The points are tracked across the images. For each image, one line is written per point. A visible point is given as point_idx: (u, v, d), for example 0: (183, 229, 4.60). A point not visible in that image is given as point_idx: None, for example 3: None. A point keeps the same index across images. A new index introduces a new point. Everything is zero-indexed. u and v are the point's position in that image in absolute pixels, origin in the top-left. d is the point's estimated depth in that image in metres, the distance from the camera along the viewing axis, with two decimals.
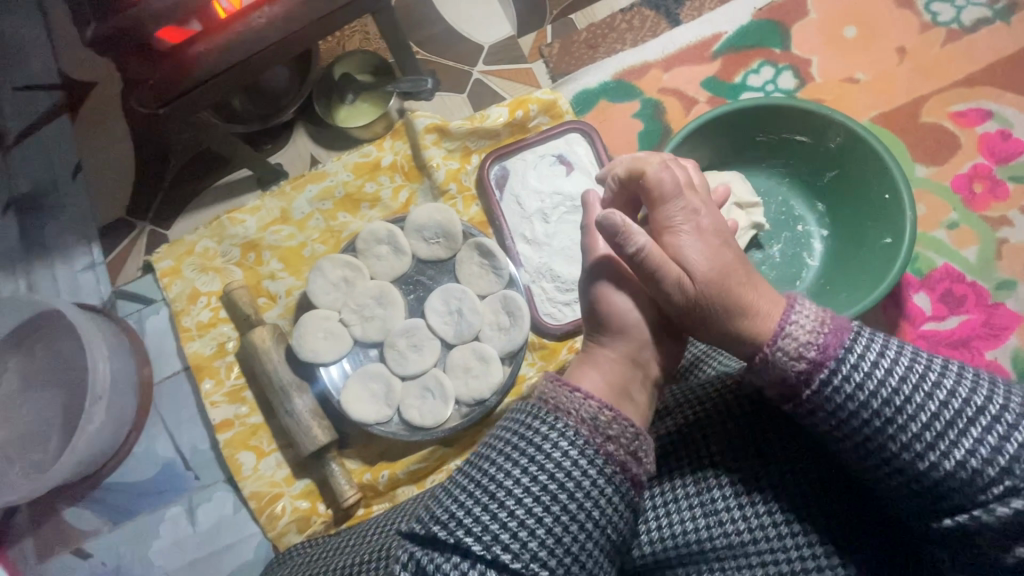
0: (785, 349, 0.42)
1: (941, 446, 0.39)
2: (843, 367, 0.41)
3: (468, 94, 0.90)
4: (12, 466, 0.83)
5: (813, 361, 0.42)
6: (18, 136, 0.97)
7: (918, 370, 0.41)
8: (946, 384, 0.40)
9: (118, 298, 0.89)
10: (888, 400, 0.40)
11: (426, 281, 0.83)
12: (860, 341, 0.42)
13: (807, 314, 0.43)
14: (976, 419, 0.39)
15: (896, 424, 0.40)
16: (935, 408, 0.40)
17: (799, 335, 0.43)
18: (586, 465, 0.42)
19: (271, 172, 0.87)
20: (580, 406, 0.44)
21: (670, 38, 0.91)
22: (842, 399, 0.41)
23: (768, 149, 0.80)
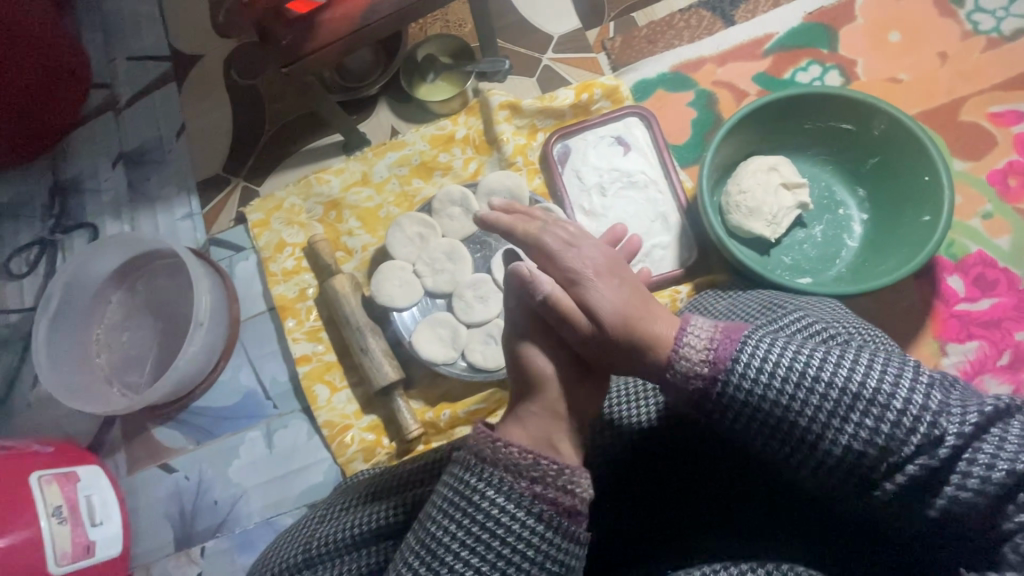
0: (687, 363, 0.47)
1: (839, 429, 0.42)
2: (734, 372, 0.45)
3: (538, 78, 0.99)
4: (113, 386, 0.93)
5: (707, 372, 0.46)
6: (130, 99, 1.08)
7: (802, 365, 0.43)
8: (827, 374, 0.42)
9: (212, 245, 0.99)
10: (776, 396, 0.43)
11: (492, 242, 0.91)
12: (746, 343, 0.45)
13: (700, 332, 0.48)
14: (866, 402, 0.41)
15: (788, 413, 0.43)
16: (821, 398, 0.42)
17: (696, 348, 0.47)
18: (535, 522, 0.43)
19: (357, 138, 0.97)
20: (527, 467, 0.44)
21: (725, 36, 0.99)
22: (733, 398, 0.45)
23: (814, 137, 0.87)
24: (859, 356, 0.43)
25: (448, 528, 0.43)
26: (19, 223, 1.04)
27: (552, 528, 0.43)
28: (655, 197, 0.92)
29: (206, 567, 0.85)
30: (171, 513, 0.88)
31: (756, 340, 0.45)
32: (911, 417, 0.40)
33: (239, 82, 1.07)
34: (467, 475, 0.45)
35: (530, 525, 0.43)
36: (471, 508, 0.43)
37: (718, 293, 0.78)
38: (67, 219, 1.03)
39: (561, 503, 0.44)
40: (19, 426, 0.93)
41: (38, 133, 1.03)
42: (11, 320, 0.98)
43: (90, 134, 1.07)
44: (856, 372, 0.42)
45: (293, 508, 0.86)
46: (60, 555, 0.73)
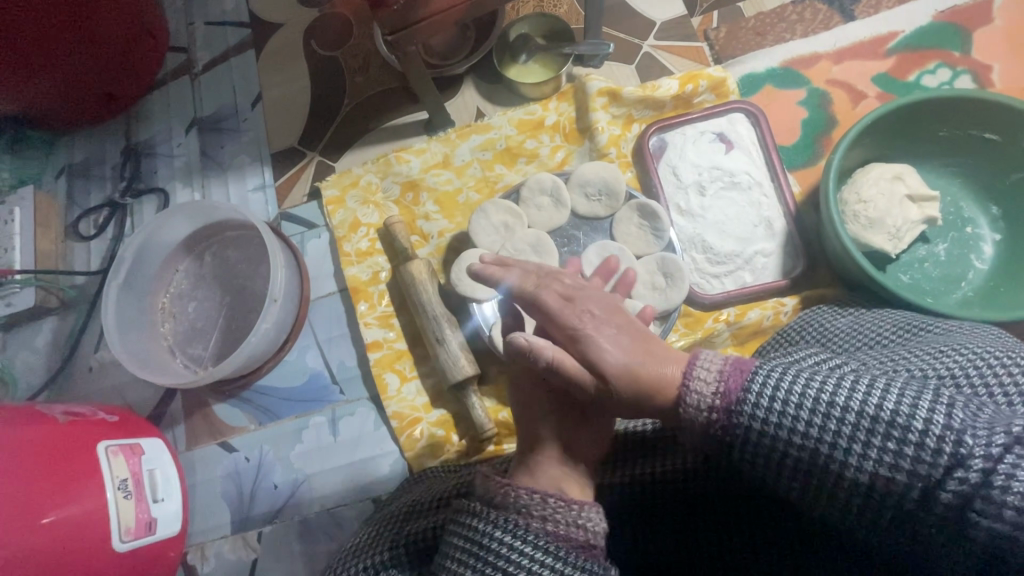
0: (692, 405, 0.44)
1: (861, 456, 0.39)
2: (746, 407, 0.42)
3: (636, 66, 0.94)
4: (176, 357, 0.90)
5: (717, 406, 0.43)
6: (207, 65, 1.05)
7: (814, 392, 0.41)
8: (841, 400, 0.40)
9: (283, 219, 0.96)
10: (792, 428, 0.41)
11: (580, 237, 0.86)
12: (758, 372, 0.43)
13: (709, 365, 0.45)
14: (877, 424, 0.39)
15: (809, 447, 0.41)
16: (838, 423, 0.40)
17: (702, 394, 0.44)
18: (551, 560, 0.44)
19: (442, 117, 0.93)
20: (534, 511, 0.45)
21: (844, 32, 0.91)
22: (750, 433, 0.42)
23: (944, 146, 0.81)
24: (864, 380, 0.41)
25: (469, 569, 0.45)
26: (90, 183, 1.02)
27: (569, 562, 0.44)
28: (758, 200, 0.85)
29: (263, 553, 0.82)
30: (229, 494, 0.85)
31: (766, 370, 0.43)
32: (935, 439, 0.37)
33: (319, 53, 1.03)
34: (478, 522, 0.46)
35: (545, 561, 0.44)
36: (482, 550, 0.45)
37: (834, 309, 0.70)
38: (138, 183, 1.01)
39: (572, 538, 0.45)
40: (81, 391, 0.91)
41: (115, 93, 1.00)
42: (77, 282, 0.96)
43: (165, 98, 1.04)
44: (869, 398, 0.40)
45: (355, 500, 0.82)
46: (124, 531, 0.71)
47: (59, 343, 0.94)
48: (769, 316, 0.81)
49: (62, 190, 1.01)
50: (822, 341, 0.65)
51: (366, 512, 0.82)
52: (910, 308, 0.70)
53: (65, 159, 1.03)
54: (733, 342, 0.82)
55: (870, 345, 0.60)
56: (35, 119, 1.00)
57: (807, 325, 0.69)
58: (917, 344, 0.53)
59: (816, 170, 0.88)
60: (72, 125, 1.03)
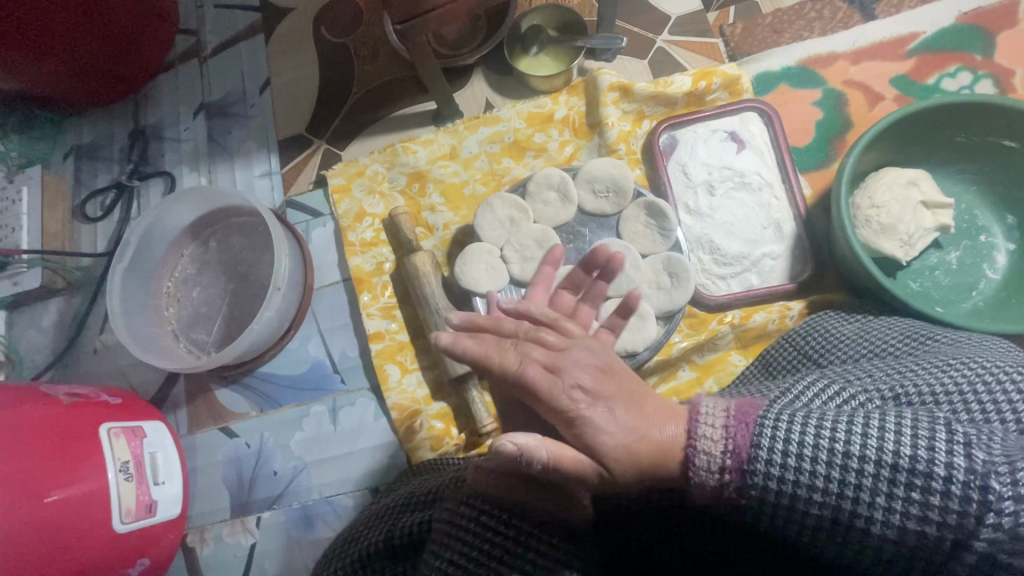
0: (702, 469, 0.42)
1: (885, 510, 0.39)
2: (760, 466, 0.41)
3: (650, 61, 0.92)
4: (179, 342, 0.91)
5: (730, 467, 0.41)
6: (216, 49, 1.04)
7: (829, 443, 0.40)
8: (858, 450, 0.39)
9: (288, 207, 0.96)
10: (811, 484, 0.40)
11: (585, 234, 0.85)
12: (770, 423, 0.42)
13: (712, 421, 0.42)
14: (894, 473, 0.38)
15: (830, 505, 0.40)
16: (858, 476, 0.39)
17: (715, 459, 0.41)
18: (545, 537, 0.44)
19: (451, 109, 0.92)
20: (542, 500, 0.45)
21: (863, 32, 0.89)
22: (767, 493, 0.41)
23: (961, 151, 0.79)
24: (879, 426, 0.40)
25: (465, 549, 0.45)
26: (98, 164, 1.02)
27: (563, 541, 0.44)
28: (768, 202, 0.84)
29: (261, 538, 0.83)
30: (229, 478, 0.86)
31: (778, 417, 0.42)
32: (960, 485, 0.37)
33: (329, 40, 1.02)
34: (472, 500, 0.47)
35: (539, 539, 0.44)
36: (470, 536, 0.45)
37: (842, 315, 0.69)
38: (145, 166, 1.01)
39: (564, 518, 0.45)
40: (85, 372, 0.92)
41: (123, 75, 1.00)
42: (83, 264, 0.96)
43: (173, 82, 1.04)
44: (883, 446, 0.39)
45: (353, 489, 0.83)
46: (124, 512, 0.72)
47: (64, 324, 0.94)
48: (773, 319, 0.80)
49: (70, 171, 1.01)
50: (826, 348, 0.64)
51: (364, 501, 0.82)
52: (919, 317, 0.69)
53: (73, 140, 1.03)
54: (737, 344, 0.82)
55: (875, 354, 0.59)
56: (43, 99, 1.00)
57: (816, 327, 0.68)
58: (923, 356, 0.53)
59: (829, 173, 0.86)
60: (80, 105, 1.03)
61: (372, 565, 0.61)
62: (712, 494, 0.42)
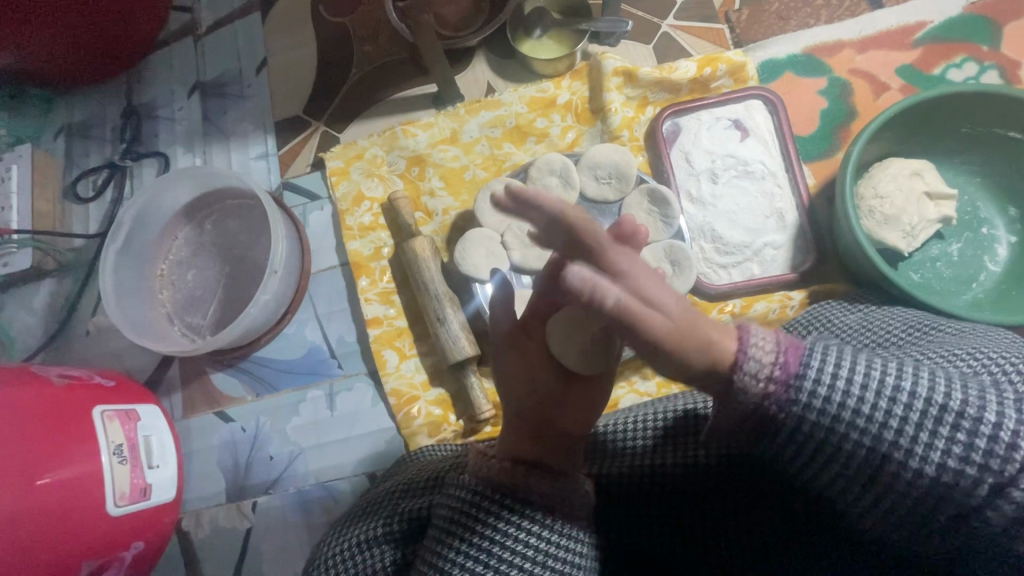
0: (750, 375, 0.40)
1: (927, 448, 0.40)
2: (808, 386, 0.41)
3: (655, 46, 0.91)
4: (174, 325, 0.89)
5: (775, 380, 0.41)
6: (211, 27, 1.02)
7: (882, 377, 0.41)
8: (912, 389, 0.40)
9: (285, 189, 0.94)
10: (858, 412, 0.40)
11: (587, 221, 0.85)
12: (827, 348, 0.42)
13: (765, 337, 0.41)
14: (944, 414, 0.39)
15: (872, 436, 0.41)
16: (906, 411, 0.40)
17: (763, 370, 0.40)
18: (541, 527, 0.49)
19: (452, 91, 0.90)
20: (541, 484, 0.50)
21: (870, 20, 0.88)
22: (811, 414, 0.41)
23: (966, 142, 0.78)
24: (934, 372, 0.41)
25: (464, 539, 0.50)
26: (89, 144, 0.99)
27: (557, 530, 0.49)
28: (772, 191, 0.83)
29: (257, 523, 0.82)
30: (225, 463, 0.85)
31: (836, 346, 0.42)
32: (1008, 434, 0.38)
33: (328, 20, 1.00)
34: (468, 493, 0.51)
35: (537, 531, 0.49)
36: (474, 521, 0.50)
37: (841, 305, 0.69)
38: (138, 146, 0.99)
39: (561, 509, 0.50)
40: (78, 355, 0.91)
41: (116, 52, 0.97)
42: (74, 245, 0.94)
43: (166, 60, 1.01)
44: (936, 389, 0.40)
45: (350, 475, 0.82)
46: (118, 496, 0.71)
47: (56, 306, 0.93)
48: (774, 310, 0.80)
49: (61, 150, 0.99)
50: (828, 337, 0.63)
51: (361, 487, 0.82)
52: (921, 307, 0.68)
53: (64, 118, 1.00)
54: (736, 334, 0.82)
55: (879, 342, 0.59)
56: (32, 75, 0.97)
57: (818, 318, 0.67)
58: (928, 344, 0.53)
59: (832, 162, 0.86)
60: (72, 83, 1.00)
61: (369, 552, 0.60)
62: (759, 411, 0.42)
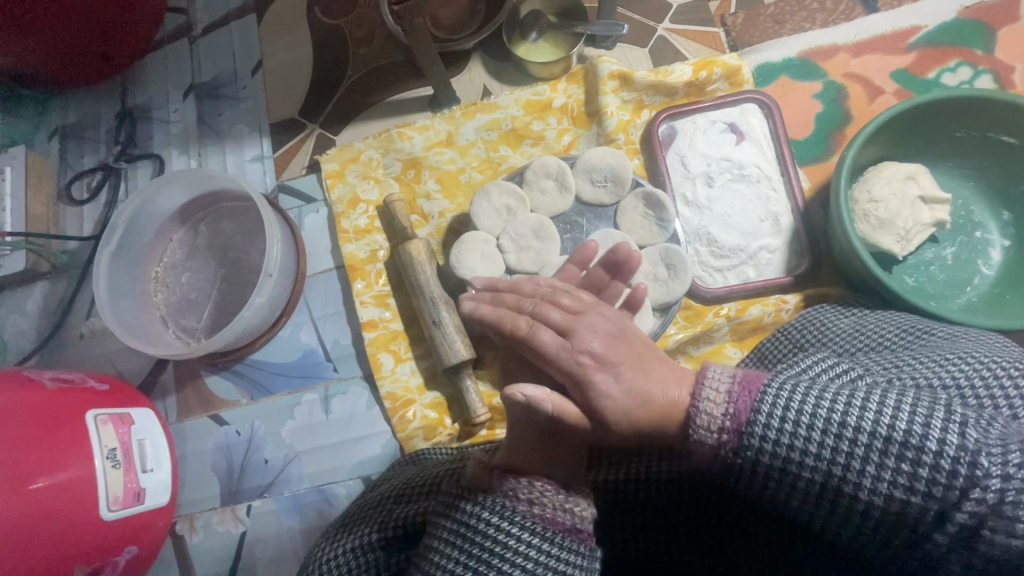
0: (702, 428, 0.46)
1: (874, 478, 0.41)
2: (758, 430, 0.44)
3: (650, 49, 0.91)
4: (168, 328, 0.89)
5: (728, 429, 0.45)
6: (207, 28, 1.01)
7: (826, 413, 0.43)
8: (854, 421, 0.42)
9: (281, 192, 0.94)
10: (805, 450, 0.43)
11: (583, 224, 0.85)
12: (775, 387, 0.45)
13: (717, 385, 0.46)
14: (885, 446, 0.41)
15: (821, 471, 0.43)
16: (851, 445, 0.42)
17: (722, 419, 0.45)
18: (538, 540, 0.49)
19: (448, 94, 0.90)
20: (539, 496, 0.50)
21: (865, 24, 0.88)
22: (762, 455, 0.44)
23: (960, 147, 0.79)
24: (881, 400, 0.42)
25: (459, 548, 0.50)
26: (84, 145, 0.99)
27: (556, 543, 0.49)
28: (767, 194, 0.83)
29: (251, 527, 0.82)
30: (219, 466, 0.85)
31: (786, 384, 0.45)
32: (949, 460, 0.39)
33: (324, 22, 1.00)
34: (464, 503, 0.51)
35: (532, 543, 0.49)
36: (470, 531, 0.50)
37: (835, 309, 0.69)
38: (133, 148, 0.98)
39: (559, 522, 0.50)
40: (71, 358, 0.90)
41: (110, 53, 0.97)
42: (68, 247, 0.94)
43: (162, 61, 1.01)
44: (880, 419, 0.41)
45: (345, 479, 0.82)
46: (112, 499, 0.71)
47: (50, 308, 0.92)
48: (769, 313, 0.80)
49: (55, 152, 0.99)
50: (826, 343, 0.63)
51: (355, 491, 0.82)
52: (915, 311, 0.68)
53: (58, 119, 1.00)
54: (732, 337, 0.82)
55: (871, 349, 0.59)
56: (26, 76, 0.97)
57: (811, 323, 0.67)
58: (918, 350, 0.53)
59: (827, 166, 0.86)
60: (66, 84, 1.00)
61: (363, 557, 0.60)
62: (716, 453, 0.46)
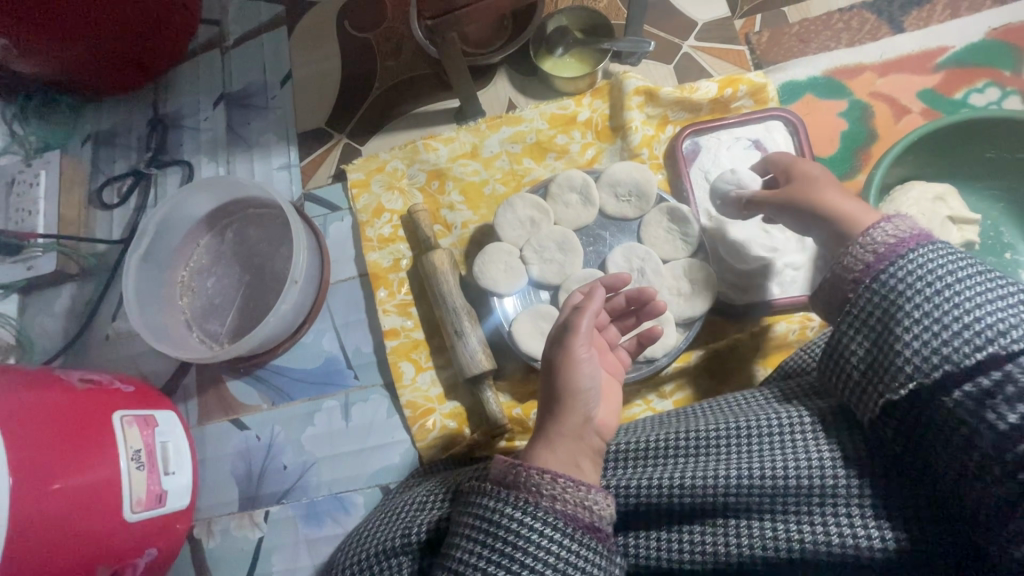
0: (875, 238, 0.53)
1: (943, 341, 0.46)
2: (900, 263, 0.50)
3: (675, 66, 0.92)
4: (193, 332, 0.90)
5: (881, 254, 0.52)
6: (239, 39, 1.04)
7: (938, 285, 0.47)
8: (956, 298, 0.46)
9: (306, 200, 0.95)
10: (915, 300, 0.48)
11: (606, 237, 0.85)
12: (918, 264, 0.49)
13: (884, 232, 0.53)
14: (989, 340, 0.44)
15: (910, 326, 0.48)
16: (943, 312, 0.46)
17: (875, 244, 0.52)
18: (559, 537, 0.49)
19: (474, 107, 0.91)
20: (562, 492, 0.50)
21: (891, 44, 0.89)
22: (892, 280, 0.50)
23: (990, 168, 0.78)
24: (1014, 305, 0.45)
25: (483, 542, 0.50)
26: (116, 152, 1.02)
27: (576, 539, 0.49)
28: None
29: (268, 533, 0.82)
30: (239, 471, 0.85)
31: (934, 255, 0.49)
32: (1015, 336, 0.43)
33: (352, 35, 1.02)
34: (487, 499, 0.51)
35: (555, 538, 0.49)
36: (494, 526, 0.50)
37: None
38: (164, 154, 1.00)
39: (580, 517, 0.49)
40: (96, 359, 0.91)
41: (146, 63, 1.00)
42: (97, 250, 0.96)
43: (194, 71, 1.04)
44: (1009, 323, 0.44)
45: (363, 486, 0.82)
46: (135, 501, 0.71)
47: (77, 310, 0.94)
48: (793, 330, 0.80)
49: (88, 157, 1.01)
50: None
51: (373, 499, 0.81)
52: None
53: (92, 126, 1.03)
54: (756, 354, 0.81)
55: None
56: (65, 84, 1.00)
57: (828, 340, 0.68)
58: None
59: (853, 183, 0.85)
60: (101, 92, 1.03)
61: (388, 561, 0.60)
62: (849, 267, 0.54)
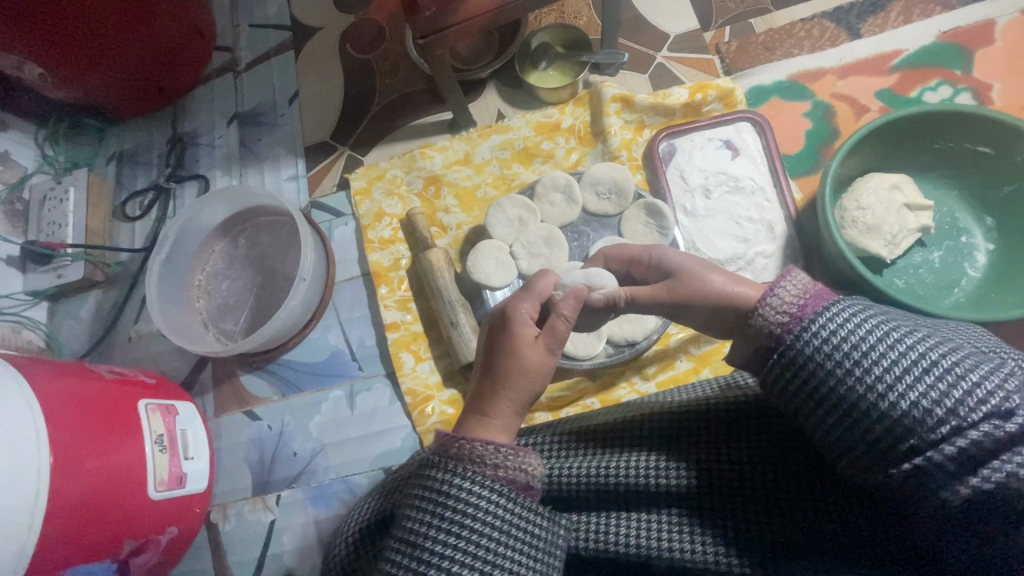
0: (771, 309, 0.47)
1: (895, 395, 0.40)
2: (816, 323, 0.44)
3: (650, 75, 1.00)
4: (208, 330, 0.97)
5: (793, 320, 0.46)
6: (250, 64, 1.13)
7: (860, 343, 0.42)
8: (886, 352, 0.41)
9: (313, 208, 1.03)
10: (844, 356, 0.43)
11: (589, 232, 0.91)
12: (835, 322, 0.44)
13: (791, 287, 0.47)
14: (933, 400, 0.39)
15: (846, 385, 0.42)
16: (882, 369, 0.41)
17: (782, 310, 0.46)
18: (502, 501, 0.50)
19: (465, 118, 0.99)
20: (505, 459, 0.51)
21: (849, 49, 0.96)
22: (813, 341, 0.44)
23: (942, 158, 0.84)
24: (947, 357, 0.40)
25: (430, 513, 0.49)
26: (138, 169, 1.10)
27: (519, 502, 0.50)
28: (761, 204, 0.89)
29: (280, 515, 0.88)
30: (252, 459, 0.91)
31: (843, 315, 0.44)
32: (964, 389, 0.38)
33: (353, 56, 1.11)
34: (435, 471, 0.51)
35: (499, 503, 0.49)
36: (439, 495, 0.49)
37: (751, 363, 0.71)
38: (181, 170, 1.09)
39: (520, 480, 0.51)
40: (120, 358, 0.99)
41: (166, 88, 1.09)
42: (120, 258, 1.04)
43: (208, 94, 1.13)
44: (954, 376, 0.39)
45: (368, 469, 0.88)
46: (158, 481, 0.77)
47: (102, 314, 1.01)
48: None
49: (112, 175, 1.10)
50: None
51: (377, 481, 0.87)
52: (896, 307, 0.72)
53: (116, 147, 1.12)
54: None
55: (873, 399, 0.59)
56: (91, 108, 1.09)
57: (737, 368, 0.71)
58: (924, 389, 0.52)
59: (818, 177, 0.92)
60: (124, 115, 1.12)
61: None
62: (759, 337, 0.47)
